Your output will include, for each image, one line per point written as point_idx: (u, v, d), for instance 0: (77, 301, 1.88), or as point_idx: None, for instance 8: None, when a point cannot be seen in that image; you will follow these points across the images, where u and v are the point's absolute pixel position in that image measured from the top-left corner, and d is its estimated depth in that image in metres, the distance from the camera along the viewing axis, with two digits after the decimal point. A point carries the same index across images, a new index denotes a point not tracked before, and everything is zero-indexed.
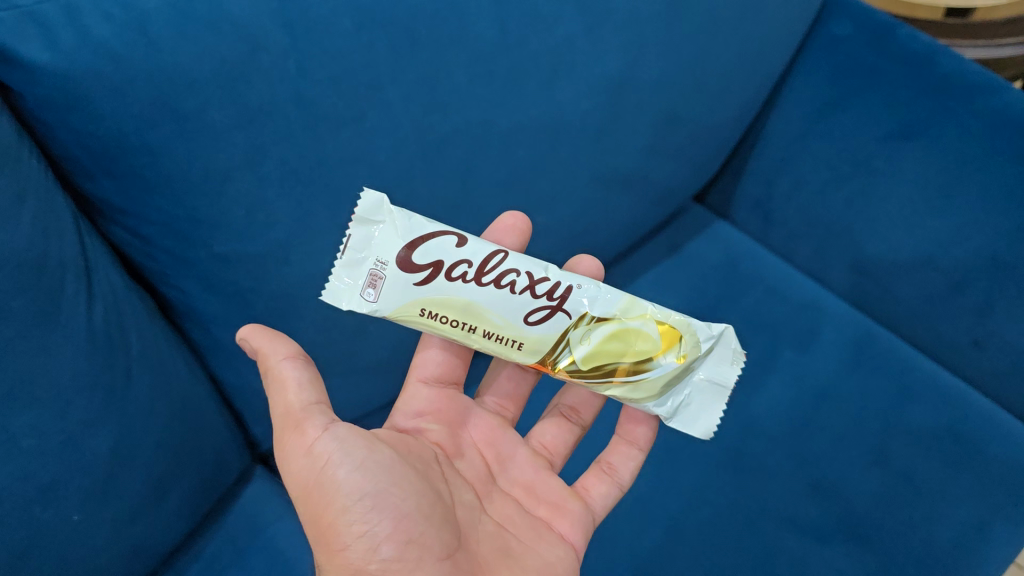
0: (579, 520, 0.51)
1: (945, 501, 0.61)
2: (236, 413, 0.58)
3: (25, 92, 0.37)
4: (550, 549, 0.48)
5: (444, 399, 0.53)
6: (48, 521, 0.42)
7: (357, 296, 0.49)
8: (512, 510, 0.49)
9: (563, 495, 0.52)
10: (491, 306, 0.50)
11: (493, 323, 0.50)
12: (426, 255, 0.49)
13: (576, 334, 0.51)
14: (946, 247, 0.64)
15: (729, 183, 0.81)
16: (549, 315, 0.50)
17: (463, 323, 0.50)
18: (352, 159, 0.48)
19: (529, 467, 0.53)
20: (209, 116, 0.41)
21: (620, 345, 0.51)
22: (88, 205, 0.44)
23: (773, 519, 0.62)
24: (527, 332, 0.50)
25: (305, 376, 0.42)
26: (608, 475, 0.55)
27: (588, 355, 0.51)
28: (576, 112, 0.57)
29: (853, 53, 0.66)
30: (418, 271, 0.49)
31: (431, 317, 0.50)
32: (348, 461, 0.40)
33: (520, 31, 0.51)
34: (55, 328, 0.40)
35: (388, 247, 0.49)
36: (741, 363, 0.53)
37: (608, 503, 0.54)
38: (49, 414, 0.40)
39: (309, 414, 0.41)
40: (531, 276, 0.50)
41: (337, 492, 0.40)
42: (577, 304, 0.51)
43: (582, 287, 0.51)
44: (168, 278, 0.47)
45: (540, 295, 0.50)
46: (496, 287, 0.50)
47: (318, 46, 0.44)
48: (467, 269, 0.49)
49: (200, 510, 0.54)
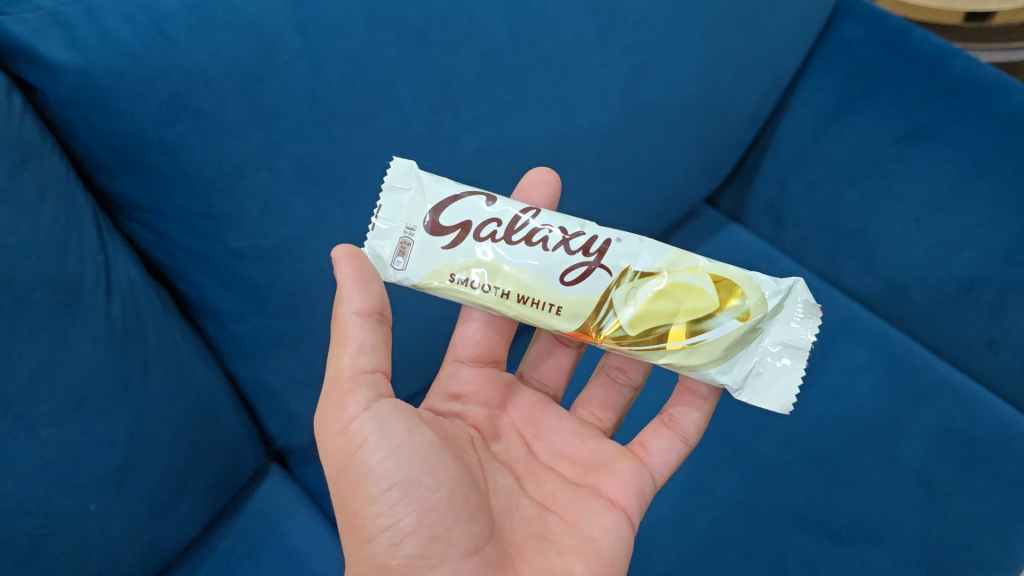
0: (632, 481, 0.48)
1: (959, 502, 0.61)
2: (252, 410, 0.59)
3: (48, 90, 0.39)
4: (595, 522, 0.45)
5: (484, 379, 0.52)
6: (65, 510, 0.43)
7: (387, 267, 0.47)
8: (555, 486, 0.47)
9: (612, 457, 0.50)
10: (524, 266, 0.47)
11: (525, 285, 0.47)
12: (453, 217, 0.48)
13: (620, 293, 0.47)
14: (960, 247, 0.64)
15: (742, 186, 0.81)
16: (587, 273, 0.47)
17: (496, 287, 0.47)
18: (365, 157, 0.49)
19: (576, 437, 0.51)
20: (225, 114, 0.42)
21: (670, 303, 0.47)
22: (108, 201, 0.45)
23: (785, 520, 0.61)
24: (564, 294, 0.47)
25: (370, 341, 0.39)
26: (670, 429, 0.53)
27: (636, 317, 0.47)
28: (587, 113, 0.57)
29: (867, 56, 0.67)
30: (446, 234, 0.47)
31: (461, 283, 0.47)
32: (383, 446, 0.38)
33: (530, 32, 0.52)
34: (74, 319, 0.41)
35: (417, 212, 0.48)
36: (819, 321, 0.47)
37: (670, 460, 0.52)
38: (66, 404, 0.41)
39: (355, 387, 0.39)
40: (564, 232, 0.47)
41: (367, 477, 0.38)
42: (618, 259, 0.47)
43: (622, 240, 0.48)
44: (185, 274, 0.49)
45: (576, 251, 0.47)
46: (527, 245, 0.47)
47: (331, 46, 0.45)
48: (495, 228, 0.47)
49: (215, 504, 0.55)
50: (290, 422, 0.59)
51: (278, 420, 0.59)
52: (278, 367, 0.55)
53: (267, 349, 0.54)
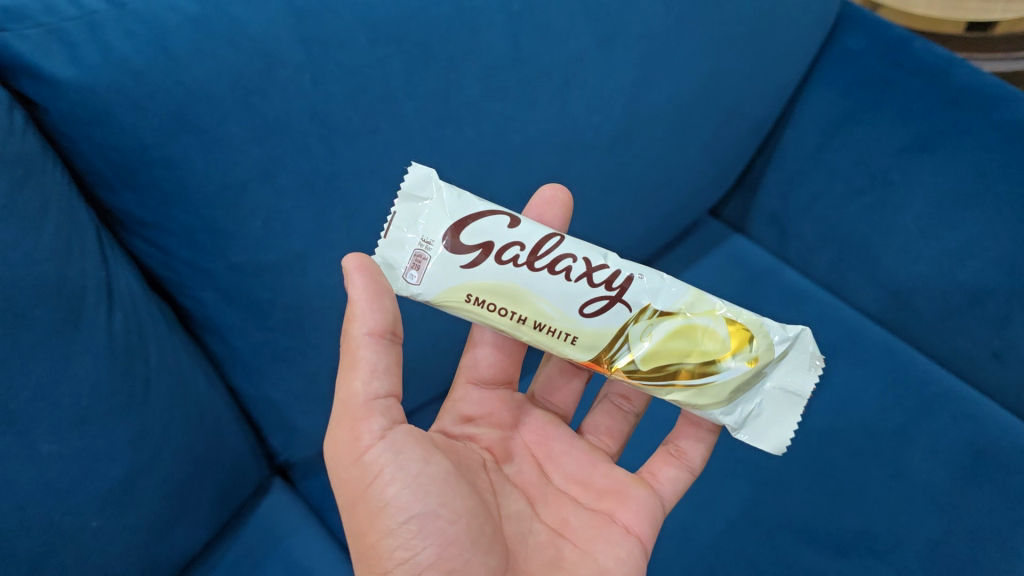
0: (646, 508, 0.49)
1: (966, 515, 0.61)
2: (254, 425, 0.59)
3: (49, 106, 0.38)
4: (608, 551, 0.45)
5: (496, 402, 0.52)
6: (67, 526, 0.43)
7: (399, 278, 0.46)
8: (569, 510, 0.47)
9: (626, 483, 0.50)
10: (545, 294, 0.46)
11: (543, 313, 0.46)
12: (475, 235, 0.46)
13: (637, 329, 0.47)
14: (964, 259, 0.63)
15: (746, 197, 0.81)
16: (607, 307, 0.47)
17: (513, 313, 0.47)
18: (367, 171, 0.49)
19: (587, 461, 0.51)
20: (226, 129, 0.42)
21: (684, 344, 0.48)
22: (110, 217, 0.45)
23: (791, 533, 0.61)
24: (581, 325, 0.47)
25: (382, 364, 0.39)
26: (677, 459, 0.53)
27: (649, 354, 0.48)
28: (590, 126, 0.57)
29: (869, 65, 0.67)
30: (467, 253, 0.46)
31: (477, 304, 0.46)
32: (399, 477, 0.38)
33: (532, 45, 0.52)
34: (76, 335, 0.41)
35: (435, 227, 0.46)
36: (819, 370, 0.49)
37: (678, 489, 0.52)
38: (68, 421, 0.41)
39: (369, 414, 0.38)
40: (588, 263, 0.47)
41: (384, 508, 0.38)
42: (639, 296, 0.47)
43: (645, 276, 0.48)
44: (187, 289, 0.48)
45: (598, 284, 0.47)
46: (550, 272, 0.46)
47: (333, 60, 0.44)
48: (518, 252, 0.46)
49: (217, 519, 0.55)
50: (293, 437, 0.59)
51: (280, 434, 0.59)
52: (281, 382, 0.55)
53: (269, 363, 0.53)
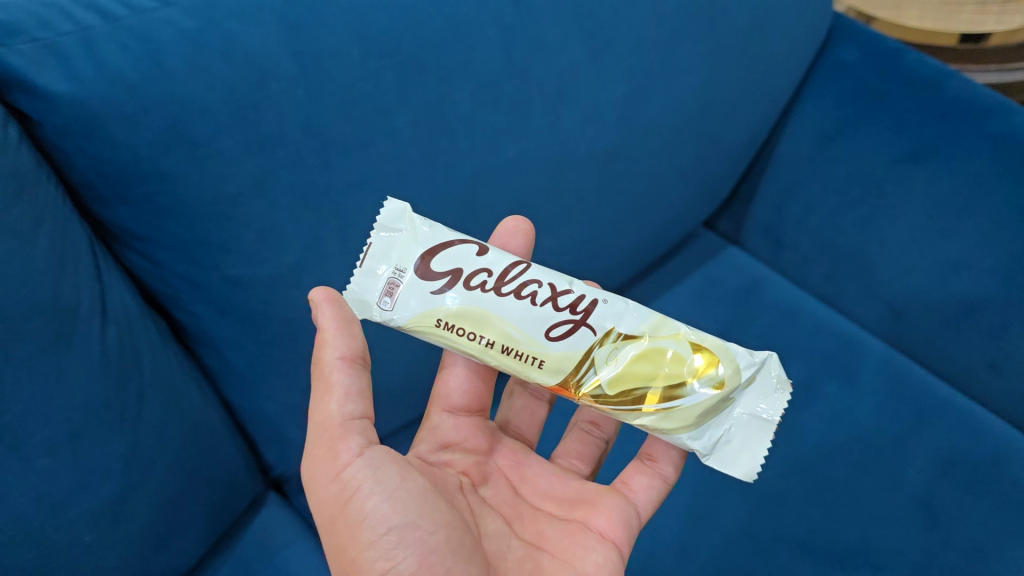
0: (619, 513, 0.48)
1: (963, 525, 0.60)
2: (248, 439, 0.59)
3: (44, 121, 0.39)
4: (586, 555, 0.45)
5: (471, 428, 0.52)
6: (60, 540, 0.43)
7: (373, 306, 0.47)
8: (544, 525, 0.47)
9: (597, 493, 0.50)
10: (510, 318, 0.46)
11: (509, 336, 0.47)
12: (444, 263, 0.47)
13: (602, 352, 0.47)
14: (959, 269, 0.64)
15: (741, 209, 0.81)
16: (572, 330, 0.47)
17: (481, 337, 0.47)
18: (359, 184, 0.48)
19: (559, 480, 0.51)
20: (220, 142, 0.42)
21: (649, 367, 0.47)
22: (105, 230, 0.45)
23: (788, 545, 0.61)
24: (547, 348, 0.47)
25: (355, 387, 0.39)
26: (649, 467, 0.53)
27: (615, 377, 0.47)
28: (584, 138, 0.57)
29: (860, 77, 0.68)
30: (437, 279, 0.47)
31: (446, 329, 0.47)
32: (378, 491, 0.38)
33: (524, 57, 0.52)
34: (69, 348, 0.41)
35: (408, 256, 0.47)
36: (787, 398, 0.48)
37: (653, 496, 0.51)
38: (61, 433, 0.41)
39: (346, 433, 0.38)
40: (553, 288, 0.47)
41: (363, 522, 0.37)
42: (603, 320, 0.48)
43: (608, 301, 0.48)
44: (181, 302, 0.48)
45: (562, 307, 0.47)
46: (516, 297, 0.47)
47: (326, 74, 0.45)
48: (486, 278, 0.47)
49: (211, 533, 0.55)
50: (287, 451, 0.59)
51: (275, 448, 0.59)
52: (274, 395, 0.54)
53: (263, 376, 0.53)
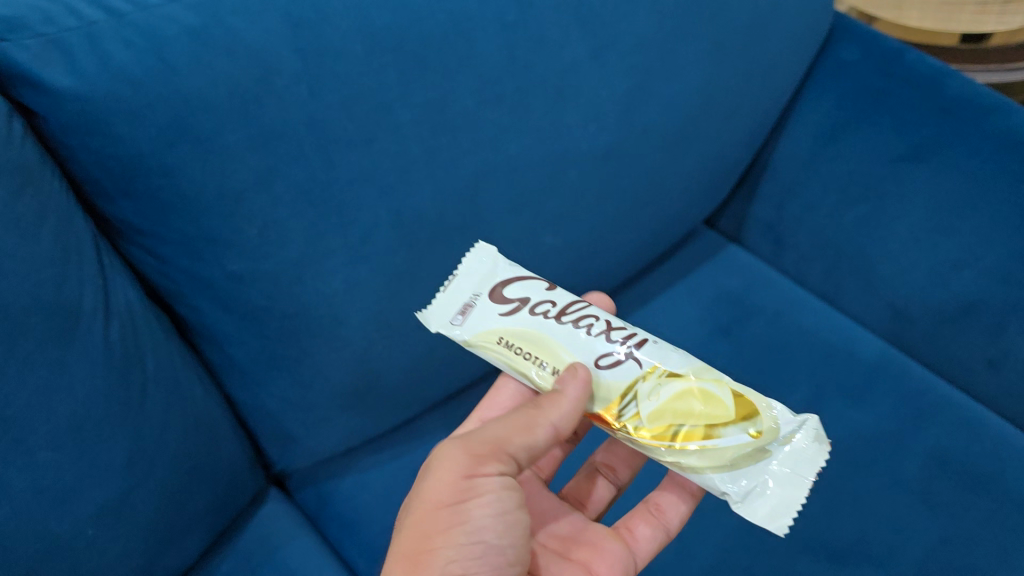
0: (619, 562, 0.51)
1: (961, 522, 0.61)
2: (250, 434, 0.59)
3: (50, 116, 0.39)
4: None
5: None
6: (62, 534, 0.43)
7: (446, 320, 0.53)
8: (547, 561, 0.51)
9: (602, 537, 0.52)
10: (565, 344, 0.51)
11: (562, 359, 0.50)
12: (514, 292, 0.53)
13: (645, 387, 0.48)
14: (958, 267, 0.64)
15: (742, 206, 0.82)
16: (620, 362, 0.49)
17: (536, 357, 0.51)
18: (362, 180, 0.48)
19: (570, 521, 0.54)
20: (223, 139, 0.43)
21: (688, 406, 0.47)
22: (110, 226, 0.45)
23: (787, 542, 0.61)
24: (595, 375, 0.49)
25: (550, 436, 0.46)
26: (655, 518, 0.53)
27: (655, 412, 0.48)
28: (585, 135, 0.57)
29: (862, 76, 0.68)
30: (505, 304, 0.53)
31: (506, 346, 0.52)
32: (495, 508, 0.43)
33: (526, 55, 0.52)
34: (72, 342, 0.41)
35: (484, 283, 0.54)
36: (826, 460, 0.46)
37: (653, 550, 0.52)
38: (65, 428, 0.41)
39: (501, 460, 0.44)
40: (609, 324, 0.51)
41: (464, 523, 0.43)
42: (651, 357, 0.49)
43: (658, 342, 0.51)
44: (184, 297, 0.49)
45: (615, 339, 0.50)
46: (574, 325, 0.51)
47: (328, 70, 0.45)
48: (550, 307, 0.52)
49: (212, 527, 0.55)
50: (289, 446, 0.59)
51: (277, 443, 0.59)
52: (276, 391, 0.55)
53: (265, 371, 0.53)
